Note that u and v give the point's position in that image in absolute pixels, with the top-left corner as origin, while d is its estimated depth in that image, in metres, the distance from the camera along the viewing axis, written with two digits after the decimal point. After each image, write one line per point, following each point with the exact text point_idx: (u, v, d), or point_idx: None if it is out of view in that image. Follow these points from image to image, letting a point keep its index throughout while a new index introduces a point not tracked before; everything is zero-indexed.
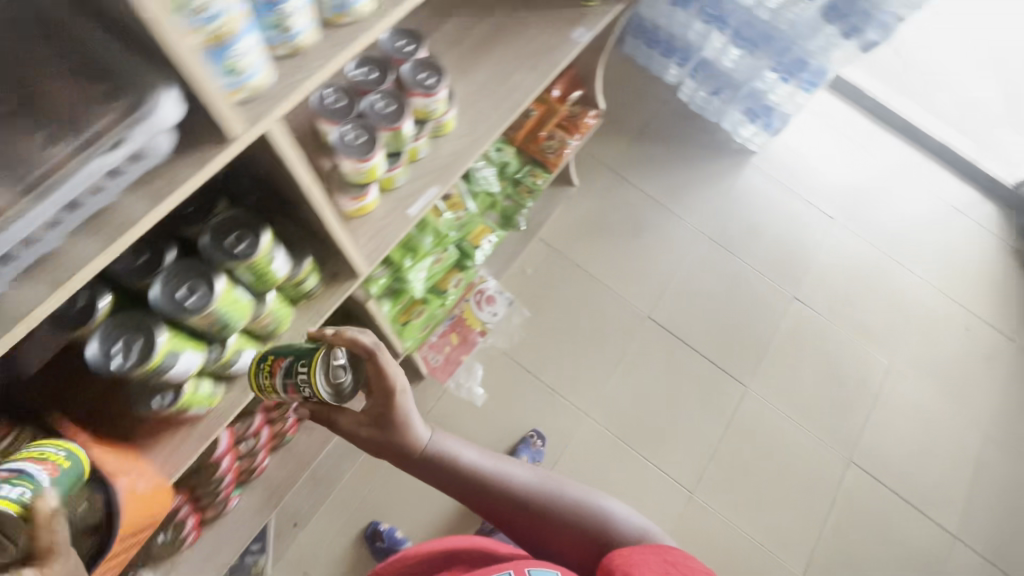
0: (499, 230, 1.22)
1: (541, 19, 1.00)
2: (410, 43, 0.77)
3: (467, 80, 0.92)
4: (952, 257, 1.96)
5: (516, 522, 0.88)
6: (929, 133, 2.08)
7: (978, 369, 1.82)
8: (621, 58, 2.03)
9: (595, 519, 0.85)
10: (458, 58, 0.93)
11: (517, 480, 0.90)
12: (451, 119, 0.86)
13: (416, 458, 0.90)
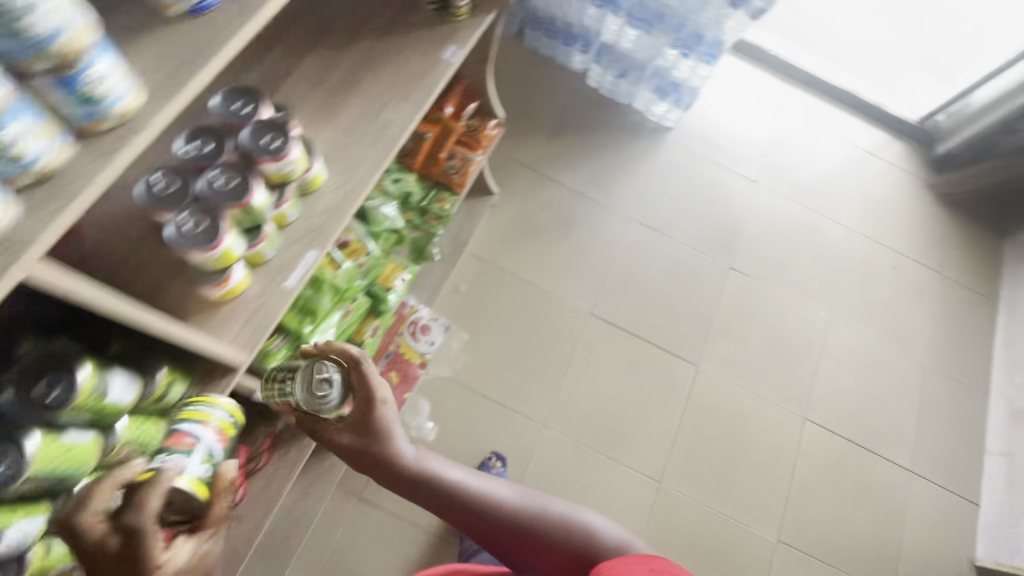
0: (410, 266, 1.16)
1: (406, 43, 0.92)
2: (245, 104, 0.69)
3: (333, 124, 0.84)
4: (872, 200, 2.02)
5: (500, 542, 0.82)
6: (833, 82, 2.13)
7: (911, 306, 1.88)
8: (525, 51, 1.97)
9: (583, 535, 0.81)
10: (318, 102, 0.85)
11: (504, 497, 0.83)
12: (321, 169, 0.79)
13: (399, 474, 0.80)
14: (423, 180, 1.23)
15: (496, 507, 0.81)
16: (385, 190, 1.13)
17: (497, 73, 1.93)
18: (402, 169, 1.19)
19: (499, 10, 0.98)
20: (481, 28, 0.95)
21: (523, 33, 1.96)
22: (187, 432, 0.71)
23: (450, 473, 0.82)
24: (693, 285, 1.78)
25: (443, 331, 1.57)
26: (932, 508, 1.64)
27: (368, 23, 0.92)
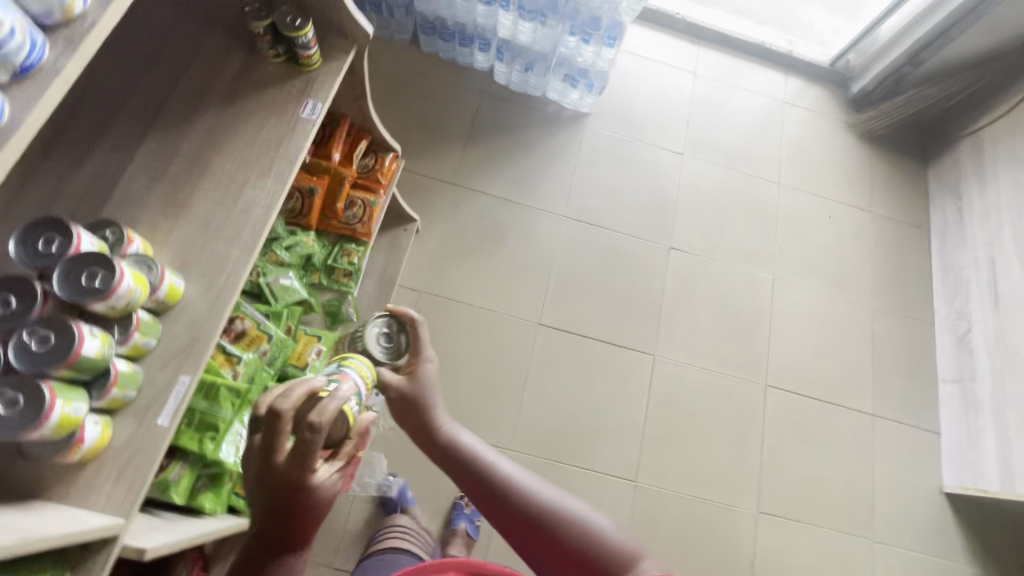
0: (327, 335, 1.05)
1: (257, 108, 0.82)
2: (51, 242, 0.59)
3: (185, 222, 0.75)
4: (798, 150, 2.01)
5: (501, 531, 0.73)
6: (742, 37, 2.09)
7: (850, 250, 1.90)
8: (423, 58, 1.85)
9: (592, 538, 0.68)
10: (164, 200, 0.75)
11: (515, 479, 0.74)
12: (178, 281, 0.71)
13: (427, 427, 0.83)
14: (324, 236, 1.13)
15: (502, 485, 0.74)
16: (281, 260, 1.04)
17: (399, 87, 1.81)
18: (297, 232, 1.09)
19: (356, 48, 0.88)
20: (340, 75, 0.86)
21: (418, 38, 1.84)
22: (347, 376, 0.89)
23: (468, 442, 0.80)
24: (635, 272, 1.74)
25: None
26: (897, 445, 1.69)
27: (208, 92, 0.81)
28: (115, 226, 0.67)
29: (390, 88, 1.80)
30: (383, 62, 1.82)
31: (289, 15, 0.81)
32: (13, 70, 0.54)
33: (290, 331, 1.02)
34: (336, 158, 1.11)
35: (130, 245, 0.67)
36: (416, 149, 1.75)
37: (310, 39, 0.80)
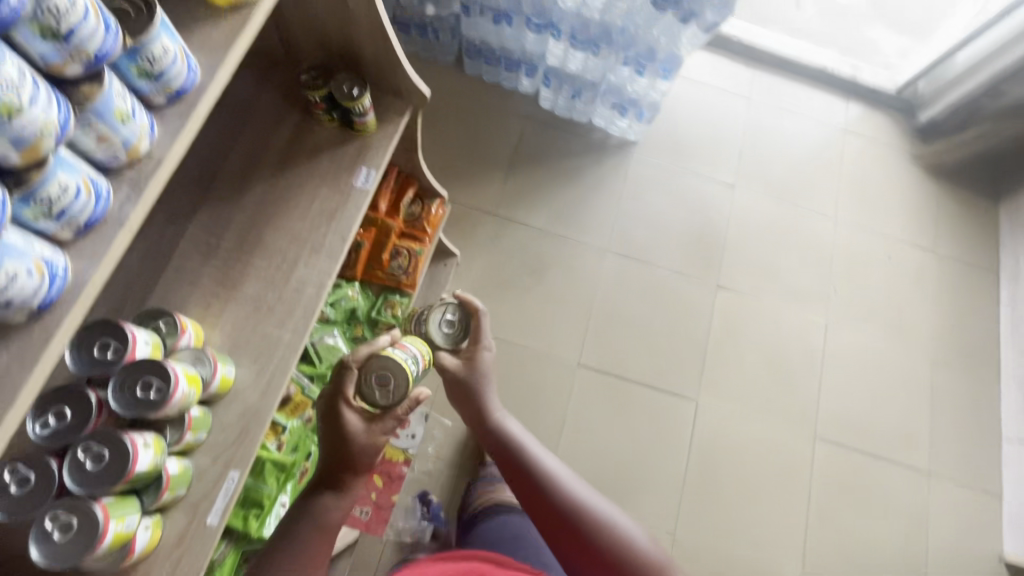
0: None
1: (307, 176, 0.80)
2: (105, 353, 0.60)
3: (237, 304, 0.74)
4: (858, 183, 1.90)
5: (538, 517, 0.85)
6: (802, 61, 1.98)
7: (909, 293, 1.80)
8: (468, 80, 1.79)
9: (619, 540, 0.80)
10: (217, 280, 0.76)
11: (556, 473, 0.87)
12: (231, 368, 0.70)
13: (482, 412, 0.97)
14: (368, 287, 1.10)
15: (546, 478, 0.86)
16: (326, 316, 1.04)
17: (442, 111, 1.77)
18: (342, 283, 1.07)
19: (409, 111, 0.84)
20: (394, 141, 0.82)
21: (462, 60, 1.78)
22: (405, 345, 0.95)
23: (516, 432, 0.94)
24: (681, 311, 1.68)
25: (423, 421, 1.39)
26: (955, 507, 1.59)
27: (259, 165, 0.81)
28: (168, 316, 0.68)
29: (432, 113, 1.76)
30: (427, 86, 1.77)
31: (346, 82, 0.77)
32: (78, 227, 0.52)
33: None
34: (383, 209, 1.08)
35: (183, 335, 0.68)
36: (457, 177, 1.71)
37: (367, 108, 0.77)
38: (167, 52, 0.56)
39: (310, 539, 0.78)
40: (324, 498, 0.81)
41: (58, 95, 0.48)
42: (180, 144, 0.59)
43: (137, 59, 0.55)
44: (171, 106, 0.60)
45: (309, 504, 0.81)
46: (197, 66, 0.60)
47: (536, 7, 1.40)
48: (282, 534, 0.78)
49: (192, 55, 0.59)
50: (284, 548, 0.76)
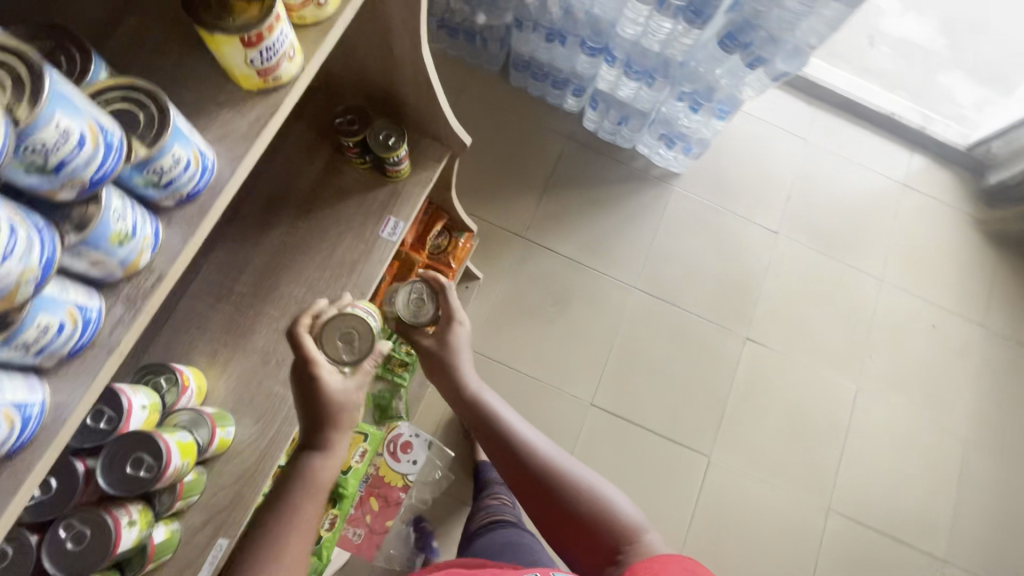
0: (370, 432, 0.99)
1: (326, 231, 0.85)
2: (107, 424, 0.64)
3: (243, 355, 0.79)
4: (909, 244, 1.79)
5: (522, 492, 0.88)
6: (870, 105, 1.86)
7: (950, 368, 1.70)
8: (511, 92, 1.72)
9: (597, 506, 0.83)
10: (224, 325, 0.80)
11: (533, 443, 0.90)
12: (229, 428, 0.74)
13: (457, 384, 0.96)
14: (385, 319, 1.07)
15: (523, 447, 0.89)
16: None
17: (481, 121, 1.69)
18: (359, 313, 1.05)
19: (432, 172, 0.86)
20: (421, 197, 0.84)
21: (508, 71, 1.71)
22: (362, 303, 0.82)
23: (493, 403, 0.95)
24: (704, 360, 1.61)
25: (426, 448, 1.33)
26: None
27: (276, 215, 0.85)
28: (170, 373, 0.72)
29: (470, 123, 1.69)
30: (470, 94, 1.70)
31: (382, 131, 0.82)
32: (61, 357, 0.48)
33: None
34: (409, 243, 1.04)
35: (183, 393, 0.73)
36: (489, 195, 1.64)
37: (402, 156, 0.81)
38: (183, 162, 0.50)
39: (298, 514, 0.68)
40: (307, 466, 0.70)
41: (40, 231, 0.42)
42: (181, 264, 0.54)
43: (145, 172, 0.49)
44: (180, 209, 0.55)
45: (290, 478, 0.70)
46: (213, 162, 0.54)
47: (594, 29, 1.31)
48: (266, 515, 0.68)
49: (212, 151, 0.53)
50: (270, 529, 0.66)
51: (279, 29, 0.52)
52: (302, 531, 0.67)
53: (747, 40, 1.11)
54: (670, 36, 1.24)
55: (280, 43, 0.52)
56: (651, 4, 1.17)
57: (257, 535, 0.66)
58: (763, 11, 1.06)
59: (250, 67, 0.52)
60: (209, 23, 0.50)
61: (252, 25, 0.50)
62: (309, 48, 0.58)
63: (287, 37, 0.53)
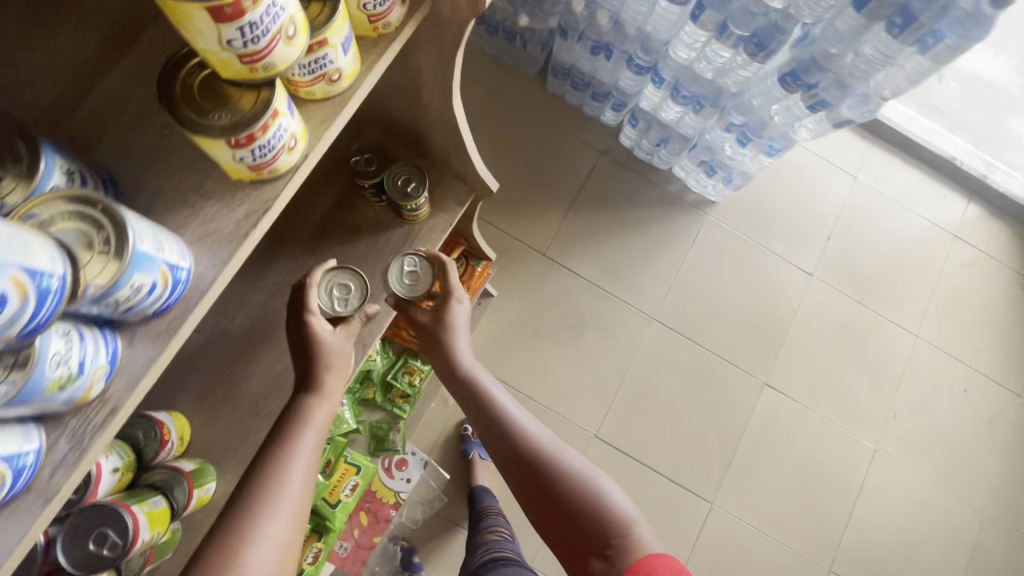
0: (363, 469, 1.00)
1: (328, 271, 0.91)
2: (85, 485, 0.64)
3: (236, 399, 0.84)
4: (952, 300, 1.68)
5: (513, 479, 0.84)
6: (929, 146, 1.73)
7: (978, 436, 1.61)
8: (547, 99, 1.63)
9: (589, 497, 0.78)
10: (221, 367, 0.85)
11: (525, 427, 0.86)
12: (206, 483, 0.78)
13: (449, 361, 0.91)
14: (389, 345, 1.12)
15: (514, 431, 0.85)
16: None
17: (512, 127, 1.61)
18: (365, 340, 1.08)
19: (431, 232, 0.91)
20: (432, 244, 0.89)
21: (546, 75, 1.61)
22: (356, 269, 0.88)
23: (487, 383, 0.90)
24: (719, 403, 1.54)
25: (421, 467, 1.32)
26: None
27: (281, 252, 0.90)
28: (152, 429, 0.74)
29: (500, 128, 1.60)
30: (503, 96, 1.62)
31: (400, 176, 0.86)
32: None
33: (331, 463, 1.00)
34: None
35: (163, 447, 0.75)
36: (513, 206, 1.57)
37: (419, 204, 0.86)
38: (150, 284, 0.44)
39: (300, 447, 0.70)
40: (303, 408, 0.74)
41: None
42: (140, 391, 0.47)
43: (98, 305, 0.42)
44: (146, 324, 0.48)
45: (288, 416, 0.73)
46: (192, 269, 0.49)
47: (644, 47, 1.21)
48: (265, 451, 0.70)
49: (187, 260, 0.48)
50: (271, 461, 0.68)
51: (276, 127, 0.46)
52: (304, 461, 0.70)
53: (812, 81, 1.01)
54: (727, 65, 1.13)
55: (276, 140, 0.47)
56: (710, 30, 1.07)
57: (258, 468, 0.68)
58: (835, 53, 0.96)
59: (240, 163, 0.47)
60: (195, 116, 0.44)
61: (243, 126, 0.44)
62: (317, 131, 0.52)
63: (286, 130, 0.48)
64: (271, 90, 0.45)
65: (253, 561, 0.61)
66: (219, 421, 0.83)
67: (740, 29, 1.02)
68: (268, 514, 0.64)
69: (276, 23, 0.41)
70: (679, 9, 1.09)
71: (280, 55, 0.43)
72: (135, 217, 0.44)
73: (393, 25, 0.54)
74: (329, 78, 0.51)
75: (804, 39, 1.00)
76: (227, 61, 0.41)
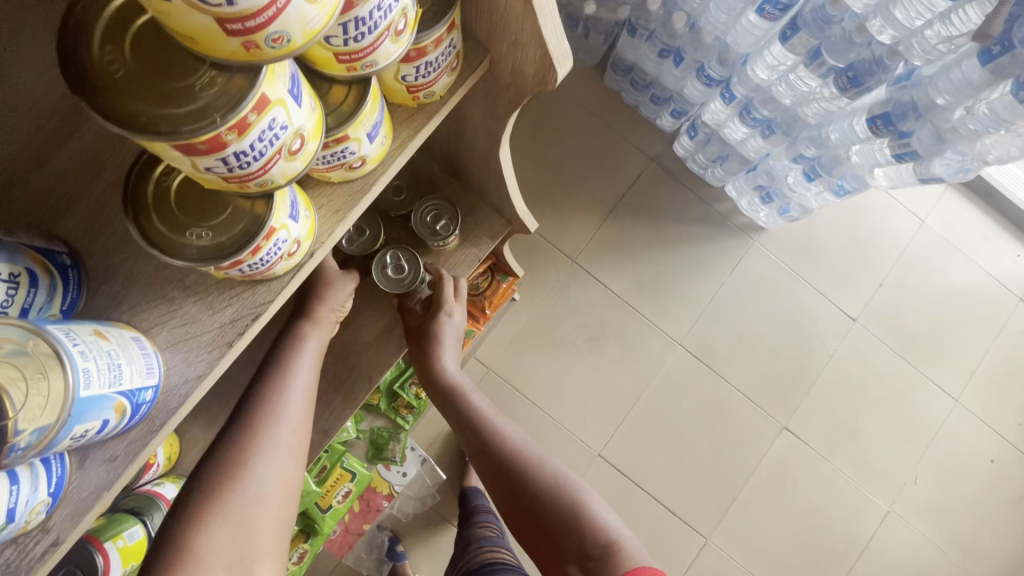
0: (356, 478, 1.11)
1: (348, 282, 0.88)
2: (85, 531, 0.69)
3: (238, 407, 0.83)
4: (1001, 366, 1.56)
5: (493, 488, 0.79)
6: (1011, 196, 1.57)
7: (997, 513, 1.52)
8: (601, 93, 1.51)
9: (568, 503, 0.73)
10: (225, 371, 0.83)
11: (505, 434, 0.81)
12: None
13: (430, 365, 0.86)
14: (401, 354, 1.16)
15: (494, 438, 0.81)
16: None
17: (561, 120, 1.50)
18: None
19: (445, 281, 0.87)
20: (448, 282, 0.86)
21: (605, 68, 1.49)
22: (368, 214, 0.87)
23: (468, 388, 0.86)
24: (731, 439, 1.47)
25: (419, 463, 1.28)
26: None
27: None
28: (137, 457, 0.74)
29: (548, 120, 1.50)
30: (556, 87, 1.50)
31: (430, 211, 0.86)
32: None
33: (328, 469, 1.09)
34: None
35: (147, 471, 0.75)
36: (549, 205, 1.48)
37: (449, 240, 0.87)
38: (98, 425, 0.41)
39: (299, 365, 0.70)
40: (298, 330, 0.74)
41: None
42: (84, 524, 0.46)
43: (53, 447, 0.39)
44: (131, 422, 0.45)
45: (282, 340, 0.73)
46: (158, 384, 0.47)
47: (719, 58, 1.10)
48: (258, 375, 0.68)
49: (151, 380, 0.45)
50: (269, 378, 0.67)
51: (269, 245, 0.45)
52: (305, 378, 0.69)
53: (905, 129, 0.90)
54: (809, 94, 1.02)
55: (270, 255, 0.46)
56: (800, 55, 0.96)
57: (257, 385, 0.67)
58: (942, 104, 0.85)
59: (230, 273, 0.47)
60: (184, 237, 0.44)
61: (231, 252, 0.44)
62: (332, 221, 0.53)
63: (285, 241, 0.47)
64: (268, 204, 0.44)
65: (260, 470, 0.61)
66: (217, 425, 0.82)
67: (834, 59, 0.91)
68: (272, 423, 0.63)
69: (273, 145, 0.38)
70: (769, 24, 0.98)
71: (279, 171, 0.40)
72: (83, 349, 0.39)
73: (437, 92, 0.53)
74: (349, 166, 0.50)
75: (908, 79, 0.90)
76: (217, 182, 0.39)
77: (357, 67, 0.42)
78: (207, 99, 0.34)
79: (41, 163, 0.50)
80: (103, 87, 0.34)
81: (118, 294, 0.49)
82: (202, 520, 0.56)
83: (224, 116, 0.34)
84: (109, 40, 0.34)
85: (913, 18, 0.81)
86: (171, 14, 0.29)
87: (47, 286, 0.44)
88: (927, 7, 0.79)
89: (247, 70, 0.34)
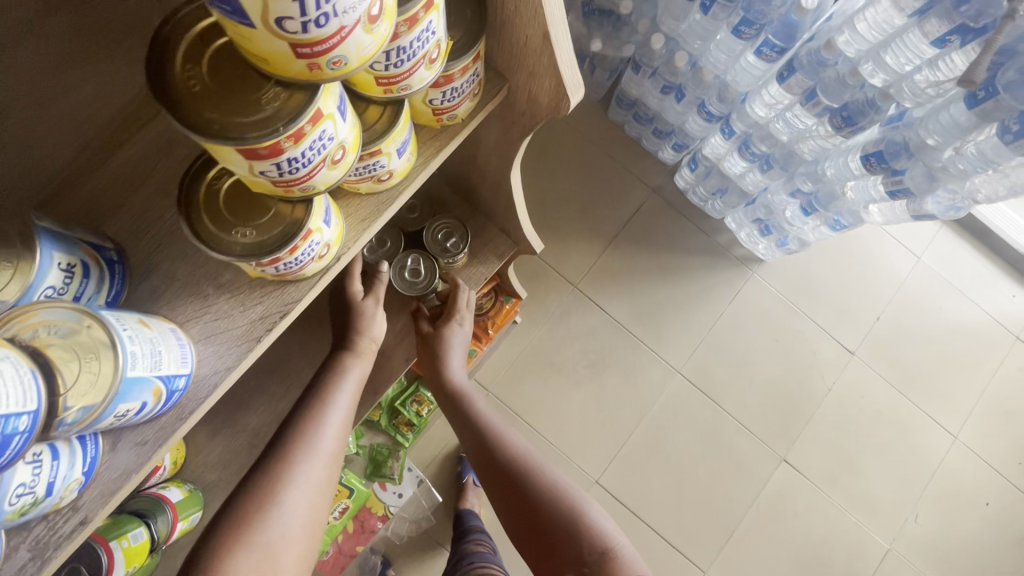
0: (352, 495, 1.14)
1: None
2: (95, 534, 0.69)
3: (247, 412, 0.84)
4: (998, 406, 1.56)
5: (495, 495, 0.79)
6: (1009, 240, 1.60)
7: (997, 556, 1.50)
8: (606, 126, 1.56)
9: (567, 511, 0.74)
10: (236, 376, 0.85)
11: (507, 441, 0.82)
12: (195, 511, 0.79)
13: (438, 370, 0.87)
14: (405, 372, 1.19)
15: (497, 444, 0.81)
16: None
17: (566, 150, 1.55)
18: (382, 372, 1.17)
19: (458, 287, 0.88)
20: (462, 289, 0.88)
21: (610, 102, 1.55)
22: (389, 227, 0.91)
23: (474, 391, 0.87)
24: (730, 471, 1.47)
25: (415, 484, 1.24)
26: None
27: None
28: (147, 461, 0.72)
29: (554, 149, 1.55)
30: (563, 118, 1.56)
31: (444, 226, 0.89)
32: None
33: None
34: None
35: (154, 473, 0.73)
36: (554, 230, 1.51)
37: (459, 255, 0.89)
38: (137, 407, 0.42)
39: (339, 397, 0.70)
40: (340, 361, 0.74)
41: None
42: (112, 504, 0.47)
43: (99, 424, 0.40)
44: (165, 408, 0.47)
45: (325, 371, 0.73)
46: (190, 373, 0.48)
47: (720, 95, 1.16)
48: (298, 407, 0.69)
49: (185, 367, 0.47)
50: (308, 411, 0.67)
51: (306, 246, 0.48)
52: (343, 411, 0.70)
53: (899, 167, 0.94)
54: (807, 131, 1.07)
55: (305, 254, 0.49)
56: (796, 95, 1.00)
57: (295, 417, 0.67)
58: (932, 144, 0.89)
59: (263, 271, 0.49)
60: (230, 235, 0.46)
61: (272, 249, 0.46)
62: (357, 228, 0.55)
63: (319, 243, 0.49)
64: (308, 208, 0.47)
65: (288, 502, 0.61)
66: (222, 431, 0.83)
67: (830, 99, 0.95)
68: (305, 457, 0.64)
69: (319, 154, 0.41)
70: (767, 65, 1.03)
71: (322, 177, 0.43)
72: (131, 333, 0.42)
73: (459, 116, 0.56)
74: (377, 178, 0.53)
75: (898, 120, 0.94)
76: (266, 186, 0.42)
77: (394, 89, 0.45)
78: (274, 107, 0.37)
79: (90, 172, 0.54)
80: (181, 98, 0.37)
81: (156, 291, 0.51)
82: (230, 549, 0.57)
83: (286, 124, 0.37)
84: (189, 60, 0.38)
85: (903, 63, 0.86)
86: (250, 40, 0.32)
87: (97, 278, 0.47)
88: (915, 53, 0.84)
89: (305, 87, 0.38)
